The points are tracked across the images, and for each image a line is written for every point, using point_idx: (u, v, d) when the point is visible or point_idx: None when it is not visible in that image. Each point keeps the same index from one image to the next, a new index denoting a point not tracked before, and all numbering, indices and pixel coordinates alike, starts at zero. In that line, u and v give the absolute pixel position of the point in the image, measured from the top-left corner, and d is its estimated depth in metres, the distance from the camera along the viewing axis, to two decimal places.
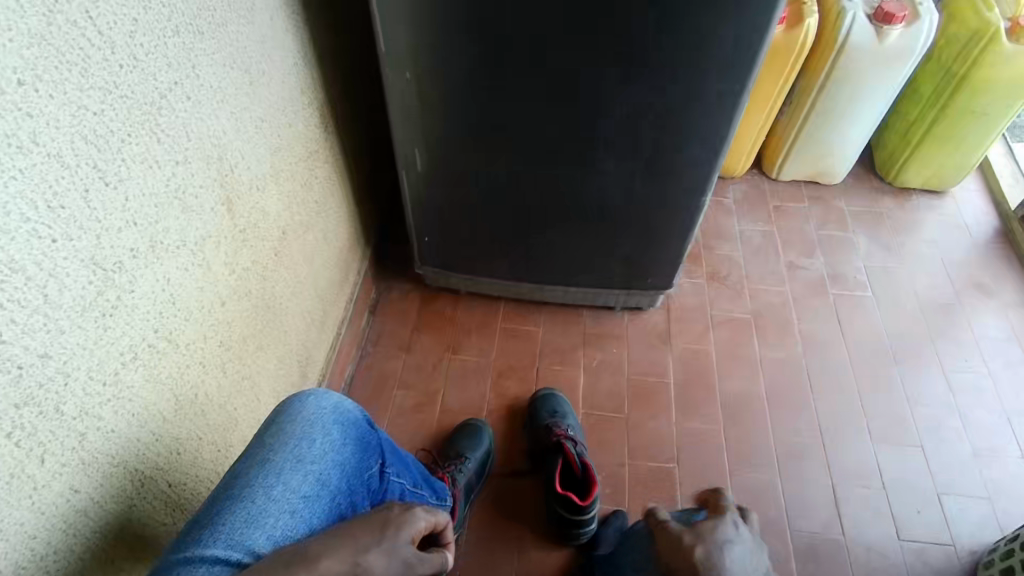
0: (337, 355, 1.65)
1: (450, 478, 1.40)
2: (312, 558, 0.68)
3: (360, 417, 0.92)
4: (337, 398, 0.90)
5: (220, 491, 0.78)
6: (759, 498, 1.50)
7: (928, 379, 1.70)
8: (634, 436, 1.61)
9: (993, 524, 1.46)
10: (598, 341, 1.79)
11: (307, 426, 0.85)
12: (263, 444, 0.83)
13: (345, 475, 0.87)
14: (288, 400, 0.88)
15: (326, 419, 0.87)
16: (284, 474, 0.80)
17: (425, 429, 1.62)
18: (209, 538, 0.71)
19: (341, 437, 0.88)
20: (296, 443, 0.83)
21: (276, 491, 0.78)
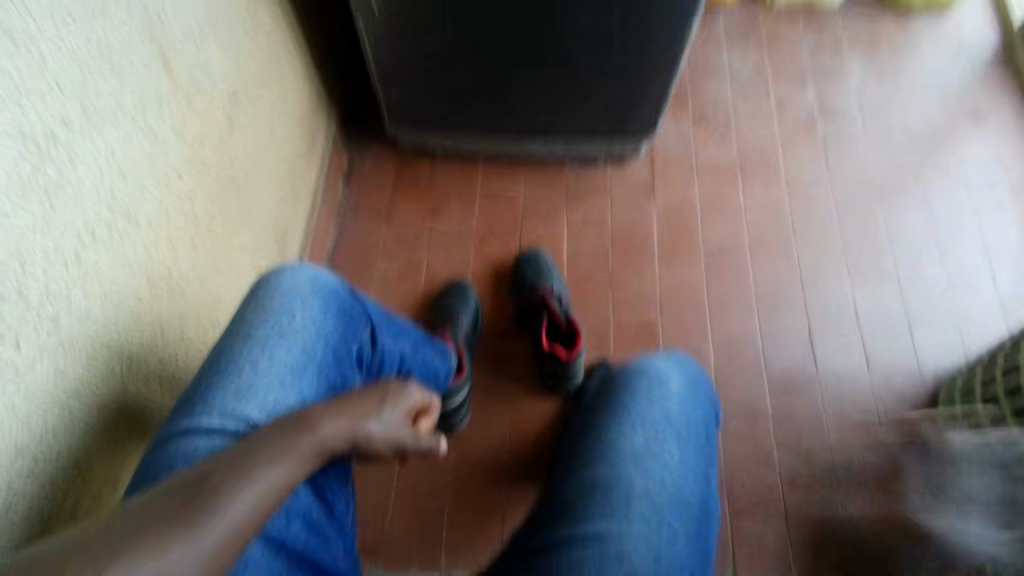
0: (315, 229, 1.61)
1: (451, 334, 1.41)
2: (313, 422, 0.71)
3: (342, 288, 0.89)
4: (316, 272, 0.88)
5: (209, 368, 0.79)
6: (739, 341, 1.56)
7: (909, 214, 1.71)
8: (619, 290, 1.63)
9: (959, 351, 1.53)
10: (581, 198, 1.75)
11: (287, 301, 0.83)
12: (245, 320, 0.82)
13: (331, 346, 0.84)
14: (266, 276, 0.87)
15: (305, 293, 0.85)
16: (269, 348, 0.79)
17: (412, 297, 1.63)
18: (203, 413, 0.73)
19: (322, 308, 0.85)
20: (276, 318, 0.82)
21: (262, 364, 0.78)
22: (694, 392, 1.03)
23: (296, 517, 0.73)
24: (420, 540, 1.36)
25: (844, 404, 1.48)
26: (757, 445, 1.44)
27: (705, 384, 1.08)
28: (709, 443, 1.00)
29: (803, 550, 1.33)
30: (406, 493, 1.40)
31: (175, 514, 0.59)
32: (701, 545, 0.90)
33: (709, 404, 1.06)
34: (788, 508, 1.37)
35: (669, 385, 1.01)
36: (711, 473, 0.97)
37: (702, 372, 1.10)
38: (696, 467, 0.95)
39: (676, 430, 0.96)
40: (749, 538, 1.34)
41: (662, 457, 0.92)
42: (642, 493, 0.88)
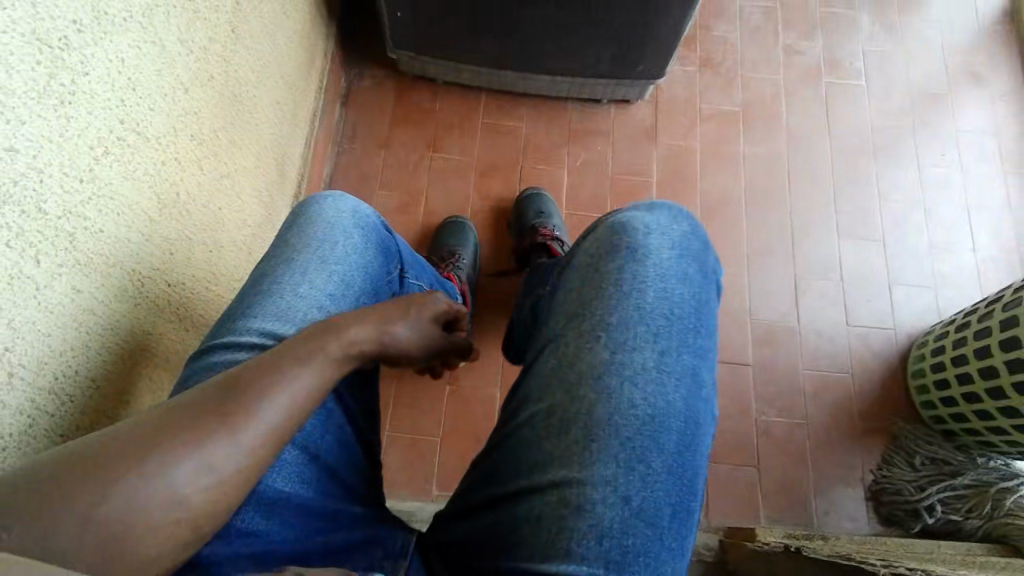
0: (312, 154, 1.57)
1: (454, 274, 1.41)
2: (342, 325, 0.70)
3: (378, 222, 0.90)
4: (354, 203, 0.88)
5: (247, 292, 0.78)
6: (728, 289, 1.61)
7: (901, 173, 1.74)
8: None
9: (933, 310, 1.62)
10: (583, 137, 1.73)
11: (327, 229, 0.84)
12: (287, 246, 0.82)
13: (369, 277, 0.85)
14: (307, 205, 0.87)
15: (346, 223, 0.85)
16: (311, 273, 0.80)
17: (410, 229, 1.62)
18: (245, 333, 0.73)
19: (362, 239, 0.86)
20: (317, 244, 0.82)
21: (304, 288, 0.78)
22: (677, 266, 0.84)
23: (327, 431, 0.77)
24: (415, 464, 1.42)
25: (821, 356, 1.56)
26: (736, 389, 1.51)
27: (695, 250, 0.87)
28: (700, 327, 0.81)
29: (772, 490, 1.43)
30: (401, 422, 1.45)
31: (207, 413, 0.57)
32: (693, 452, 0.74)
33: (700, 273, 0.85)
34: (762, 452, 1.46)
35: (648, 266, 0.82)
36: (704, 364, 0.79)
37: (691, 234, 0.88)
38: (681, 362, 0.77)
39: (654, 324, 0.78)
40: (724, 477, 1.43)
41: (640, 357, 0.76)
42: (616, 403, 0.73)
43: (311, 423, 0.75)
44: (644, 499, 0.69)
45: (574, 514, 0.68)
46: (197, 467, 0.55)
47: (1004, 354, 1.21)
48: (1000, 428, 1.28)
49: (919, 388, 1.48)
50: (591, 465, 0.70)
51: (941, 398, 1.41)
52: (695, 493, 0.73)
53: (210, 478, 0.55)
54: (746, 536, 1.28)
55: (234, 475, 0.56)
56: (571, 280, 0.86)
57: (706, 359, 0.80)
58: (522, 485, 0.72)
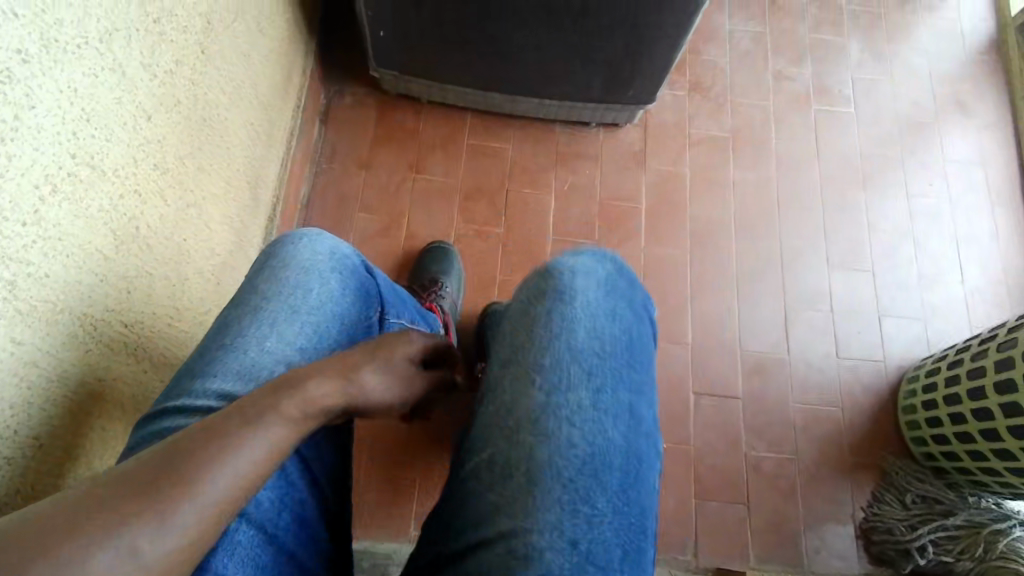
0: (289, 175, 1.50)
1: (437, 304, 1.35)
2: (301, 378, 0.62)
3: (358, 263, 0.83)
4: (332, 242, 0.82)
5: (210, 344, 0.72)
6: (717, 318, 1.57)
7: (890, 203, 1.73)
8: None
9: (922, 342, 1.59)
10: (570, 161, 1.69)
11: (303, 273, 0.77)
12: (257, 292, 0.76)
13: (345, 327, 0.79)
14: (280, 243, 0.81)
15: (324, 265, 0.79)
16: (281, 324, 0.74)
17: (391, 254, 1.56)
18: (201, 395, 0.67)
19: (340, 284, 0.80)
20: (289, 291, 0.76)
21: (273, 341, 0.72)
22: (612, 305, 0.79)
23: (287, 507, 0.69)
24: (394, 504, 1.35)
25: (811, 389, 1.53)
26: (727, 422, 1.47)
27: (629, 289, 0.83)
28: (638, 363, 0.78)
29: (762, 528, 1.38)
30: (378, 459, 1.38)
31: (142, 486, 0.50)
32: (638, 488, 0.71)
33: (635, 312, 0.82)
34: (752, 489, 1.41)
35: (587, 308, 0.77)
36: (644, 399, 0.76)
37: (624, 274, 0.84)
38: (622, 399, 0.74)
39: (593, 366, 0.74)
40: (712, 514, 1.38)
41: (580, 399, 0.72)
42: (556, 446, 0.69)
43: (268, 497, 0.67)
44: (593, 543, 0.66)
45: (522, 563, 0.64)
46: (120, 554, 0.47)
47: (999, 395, 1.18)
48: (994, 469, 1.26)
49: (910, 424, 1.46)
50: (536, 514, 0.66)
51: (933, 435, 1.38)
52: (644, 530, 0.70)
53: (139, 565, 0.48)
54: None
55: (169, 559, 0.49)
56: (506, 324, 0.79)
57: (644, 396, 0.77)
58: (469, 540, 0.67)
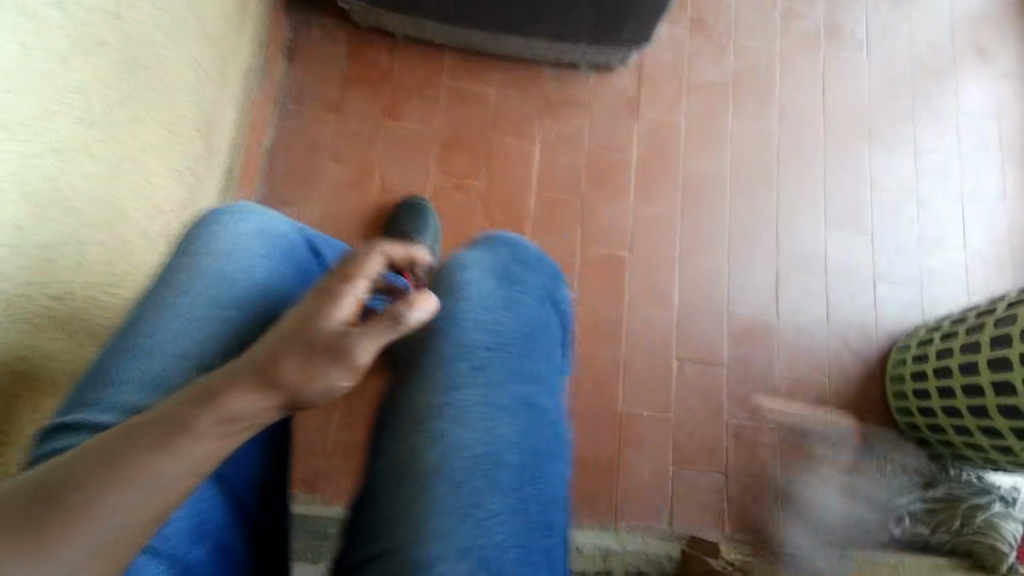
0: (249, 119, 1.38)
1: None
2: (223, 387, 0.54)
3: (292, 242, 0.76)
4: (258, 219, 0.75)
5: (118, 342, 0.64)
6: (706, 281, 1.50)
7: (896, 159, 1.63)
8: (587, 217, 1.51)
9: (917, 308, 1.54)
10: (558, 108, 1.56)
11: (224, 252, 0.71)
12: (174, 280, 0.68)
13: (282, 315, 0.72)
14: (199, 223, 0.73)
15: (248, 242, 0.73)
16: (200, 310, 0.67)
17: (362, 208, 1.46)
18: (106, 403, 0.59)
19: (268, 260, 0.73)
20: (209, 273, 0.69)
21: (193, 331, 0.66)
22: (500, 296, 0.76)
23: (204, 536, 0.64)
24: None
25: (799, 356, 1.48)
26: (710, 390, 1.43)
27: (535, 282, 0.83)
28: (531, 356, 0.76)
29: (739, 497, 1.36)
30: (348, 423, 1.34)
31: (20, 524, 0.46)
32: (534, 485, 0.69)
33: (540, 304, 0.82)
34: (731, 457, 1.39)
35: (492, 300, 0.75)
36: (548, 388, 0.76)
37: (532, 267, 0.84)
38: (527, 388, 0.73)
39: (499, 356, 0.72)
40: (690, 482, 1.36)
41: (484, 387, 0.69)
42: (450, 446, 0.65)
43: (178, 529, 0.62)
44: (487, 549, 0.62)
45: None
46: None
47: (992, 373, 1.14)
48: (980, 446, 1.23)
49: (897, 394, 1.42)
50: (429, 522, 0.61)
51: (920, 408, 1.35)
52: (541, 528, 0.68)
53: None
54: (706, 551, 1.24)
55: None
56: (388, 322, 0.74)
57: (548, 385, 0.76)
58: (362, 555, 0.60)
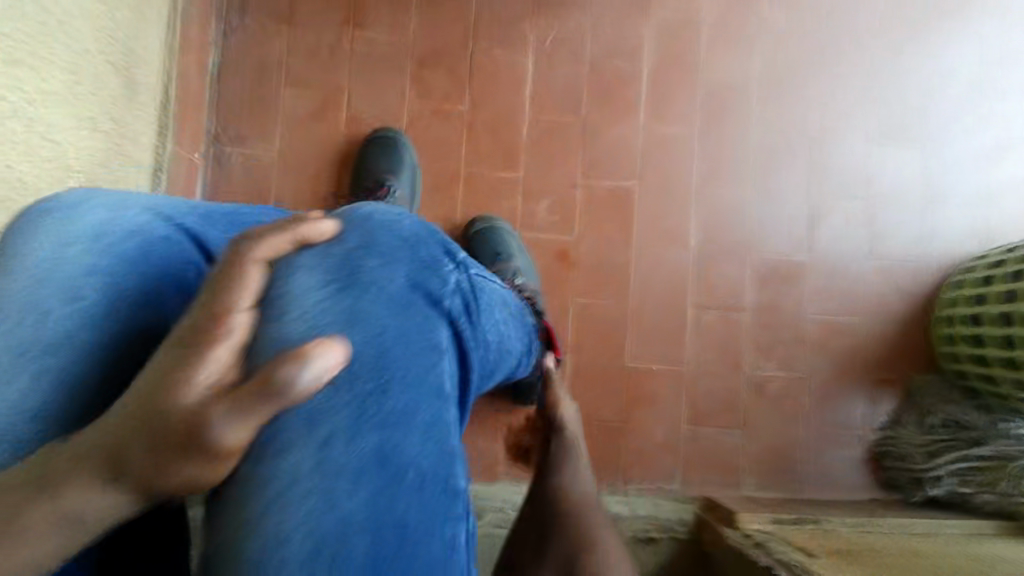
0: (183, 43, 1.16)
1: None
2: (67, 470, 0.39)
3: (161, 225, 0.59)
4: (105, 208, 0.57)
5: None
6: (729, 215, 1.30)
7: (964, 50, 1.35)
8: (591, 143, 1.29)
9: (975, 234, 1.33)
10: (554, 8, 1.30)
11: (54, 254, 0.54)
12: None
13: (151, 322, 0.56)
14: (22, 220, 0.55)
15: (89, 238, 0.55)
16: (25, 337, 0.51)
17: (330, 143, 1.26)
18: None
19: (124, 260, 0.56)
20: (34, 287, 0.52)
21: (23, 369, 0.50)
22: (371, 280, 0.53)
23: None
24: None
25: (833, 296, 1.31)
26: (730, 340, 1.28)
27: (410, 257, 0.57)
28: (420, 363, 0.53)
29: (757, 455, 1.26)
30: None
31: None
32: (412, 559, 0.48)
33: (419, 293, 0.56)
34: (751, 412, 1.27)
35: (328, 304, 0.50)
36: (432, 422, 0.52)
37: (405, 238, 0.57)
38: (387, 431, 0.49)
39: (336, 394, 0.48)
40: (705, 441, 1.24)
41: (312, 447, 0.46)
42: (272, 523, 0.44)
43: None
44: None
45: None
46: None
47: None
48: None
49: (942, 338, 1.26)
50: None
51: (972, 356, 1.17)
52: None
53: None
54: (724, 519, 1.13)
55: None
56: None
57: (430, 417, 0.52)
58: None
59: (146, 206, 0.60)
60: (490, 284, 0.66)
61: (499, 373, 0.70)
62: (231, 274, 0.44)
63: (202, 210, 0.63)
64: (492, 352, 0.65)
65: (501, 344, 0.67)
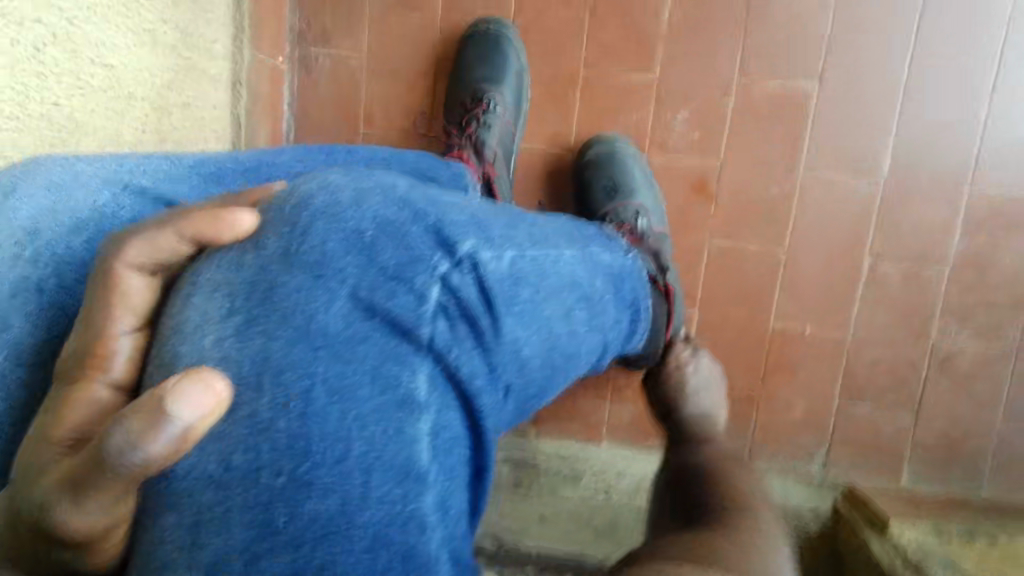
0: None
1: (475, 148, 0.93)
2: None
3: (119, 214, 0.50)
4: (45, 190, 0.47)
5: None
6: (943, 132, 0.95)
7: None
8: (753, 32, 0.96)
9: None
10: None
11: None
12: None
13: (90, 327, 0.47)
14: None
15: (41, 232, 0.46)
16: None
17: (425, 38, 1.05)
18: None
19: (86, 250, 0.48)
20: None
21: None
22: (292, 307, 0.36)
23: None
24: None
25: None
26: (915, 299, 0.99)
27: (363, 263, 0.38)
28: (363, 431, 0.35)
29: (928, 441, 1.02)
30: None
31: None
32: None
33: (373, 319, 0.37)
34: (928, 389, 1.01)
35: (231, 352, 0.35)
36: (387, 520, 0.35)
37: (360, 233, 0.39)
38: (307, 540, 0.34)
39: (237, 485, 0.34)
40: (859, 418, 1.03)
41: (202, 565, 0.33)
42: None
43: None
44: None
45: None
46: None
47: None
48: None
49: None
50: None
51: None
52: None
53: None
54: (871, 522, 0.95)
55: None
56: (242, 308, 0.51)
57: (382, 510, 0.35)
58: None
59: (108, 179, 0.51)
60: (522, 271, 0.45)
61: (550, 389, 0.48)
62: (101, 285, 0.39)
63: (208, 171, 0.58)
64: (523, 374, 0.44)
65: (543, 352, 0.45)
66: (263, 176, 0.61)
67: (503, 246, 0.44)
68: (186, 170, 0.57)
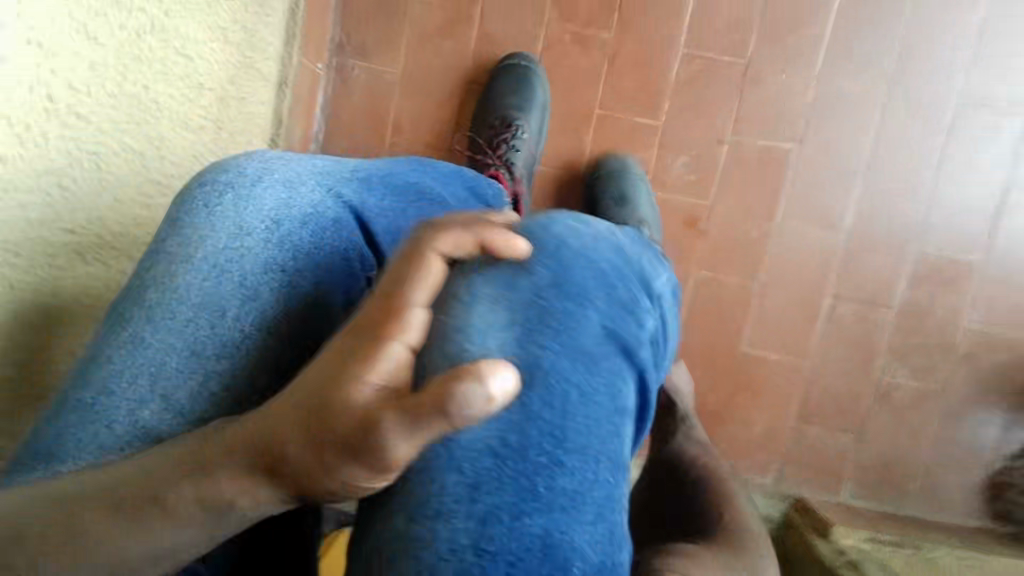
0: None
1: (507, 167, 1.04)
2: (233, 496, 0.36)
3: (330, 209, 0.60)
4: (283, 185, 0.58)
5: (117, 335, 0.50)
6: (896, 198, 1.12)
7: None
8: (747, 95, 1.11)
9: None
10: None
11: (251, 236, 0.55)
12: (169, 247, 0.53)
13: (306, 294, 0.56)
14: (203, 173, 0.58)
15: (283, 221, 0.56)
16: (222, 365, 0.51)
17: (457, 64, 1.16)
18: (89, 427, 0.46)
19: (312, 240, 0.57)
20: (220, 253, 0.53)
21: (189, 329, 0.50)
22: (553, 326, 0.47)
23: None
24: None
25: (999, 306, 1.14)
26: (864, 338, 1.15)
27: (604, 302, 0.50)
28: (599, 426, 0.45)
29: (866, 463, 1.17)
30: None
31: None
32: None
33: (610, 343, 0.49)
34: (870, 417, 1.16)
35: (510, 351, 0.45)
36: (607, 498, 0.44)
37: (602, 280, 0.51)
38: (558, 505, 0.41)
39: (512, 453, 0.42)
40: (810, 438, 1.17)
41: (474, 516, 0.40)
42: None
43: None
44: None
45: None
46: None
47: None
48: None
49: None
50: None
51: None
52: None
53: None
54: (815, 527, 1.08)
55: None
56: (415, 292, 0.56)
57: (606, 488, 0.44)
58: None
59: (321, 182, 0.61)
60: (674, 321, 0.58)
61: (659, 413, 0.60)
62: (412, 260, 0.41)
63: (364, 175, 0.65)
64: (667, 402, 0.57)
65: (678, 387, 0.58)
66: (404, 184, 0.68)
67: (667, 299, 0.57)
68: (349, 171, 0.64)
